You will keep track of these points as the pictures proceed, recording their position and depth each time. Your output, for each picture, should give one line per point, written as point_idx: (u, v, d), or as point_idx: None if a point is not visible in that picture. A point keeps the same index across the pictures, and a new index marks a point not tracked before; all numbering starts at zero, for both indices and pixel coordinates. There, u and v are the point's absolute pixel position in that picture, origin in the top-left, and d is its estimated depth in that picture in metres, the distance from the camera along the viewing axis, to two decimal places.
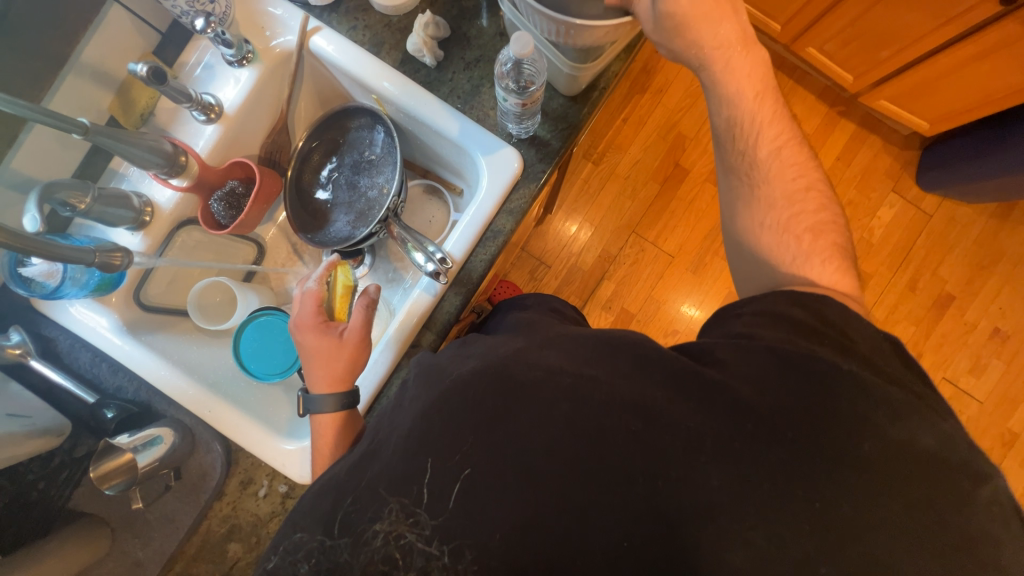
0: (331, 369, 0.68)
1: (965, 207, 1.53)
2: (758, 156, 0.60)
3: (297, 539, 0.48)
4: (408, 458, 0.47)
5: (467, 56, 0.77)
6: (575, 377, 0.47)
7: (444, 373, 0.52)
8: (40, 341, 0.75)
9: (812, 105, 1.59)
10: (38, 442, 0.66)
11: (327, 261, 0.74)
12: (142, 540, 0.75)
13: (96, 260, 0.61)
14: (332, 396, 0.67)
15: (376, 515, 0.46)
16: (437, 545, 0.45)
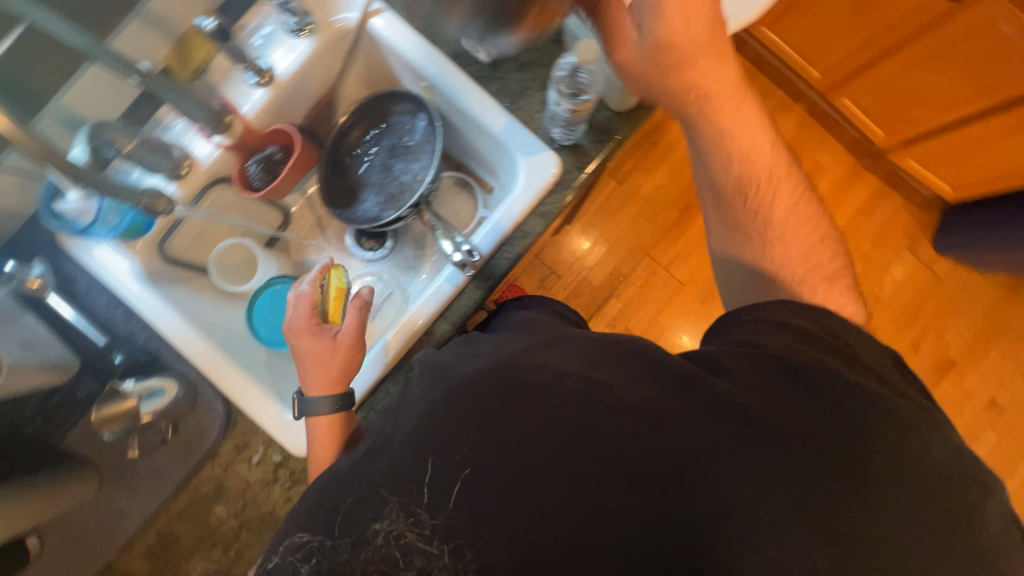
0: (325, 372, 0.68)
1: (978, 277, 1.54)
2: (771, 216, 0.60)
3: (299, 541, 0.47)
4: (418, 440, 0.47)
5: (520, 58, 0.78)
6: (585, 382, 0.47)
7: (464, 368, 0.51)
8: (60, 278, 0.75)
9: (839, 155, 1.61)
10: (45, 376, 0.66)
11: (320, 265, 0.74)
12: (129, 490, 0.74)
13: (141, 201, 0.66)
14: (327, 399, 0.66)
15: (376, 513, 0.45)
16: (437, 544, 0.44)
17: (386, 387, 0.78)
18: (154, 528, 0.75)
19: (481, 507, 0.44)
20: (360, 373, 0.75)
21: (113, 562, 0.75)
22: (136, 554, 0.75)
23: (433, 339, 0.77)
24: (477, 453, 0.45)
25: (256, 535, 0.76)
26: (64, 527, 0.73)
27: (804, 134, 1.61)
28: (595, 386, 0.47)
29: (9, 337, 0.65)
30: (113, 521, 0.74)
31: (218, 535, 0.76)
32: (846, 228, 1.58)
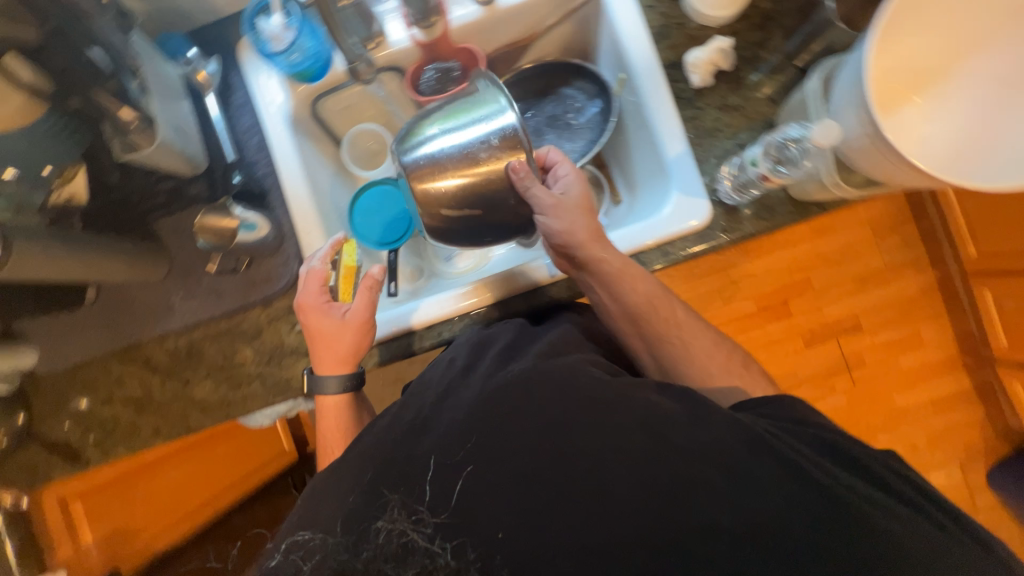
0: (332, 351, 0.70)
1: (990, 517, 1.53)
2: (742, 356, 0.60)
3: (299, 539, 0.50)
4: (470, 417, 0.51)
5: (728, 98, 0.73)
6: (646, 423, 0.49)
7: (543, 369, 0.54)
8: (222, 85, 0.79)
9: (940, 340, 1.54)
10: (177, 164, 0.67)
11: (332, 241, 0.72)
12: (184, 293, 0.78)
13: (357, 63, 0.71)
14: (338, 377, 0.71)
15: (377, 513, 0.49)
16: (439, 542, 0.47)
17: (439, 332, 0.77)
18: (189, 336, 0.79)
19: (495, 507, 0.47)
20: (426, 306, 0.76)
21: (141, 344, 0.79)
22: (162, 348, 0.79)
23: (504, 311, 0.77)
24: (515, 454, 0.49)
25: (268, 390, 0.78)
26: (120, 293, 0.78)
27: (923, 302, 1.52)
28: (649, 426, 0.49)
29: (169, 114, 0.65)
30: (160, 311, 0.78)
31: (236, 372, 0.79)
32: (905, 411, 1.54)
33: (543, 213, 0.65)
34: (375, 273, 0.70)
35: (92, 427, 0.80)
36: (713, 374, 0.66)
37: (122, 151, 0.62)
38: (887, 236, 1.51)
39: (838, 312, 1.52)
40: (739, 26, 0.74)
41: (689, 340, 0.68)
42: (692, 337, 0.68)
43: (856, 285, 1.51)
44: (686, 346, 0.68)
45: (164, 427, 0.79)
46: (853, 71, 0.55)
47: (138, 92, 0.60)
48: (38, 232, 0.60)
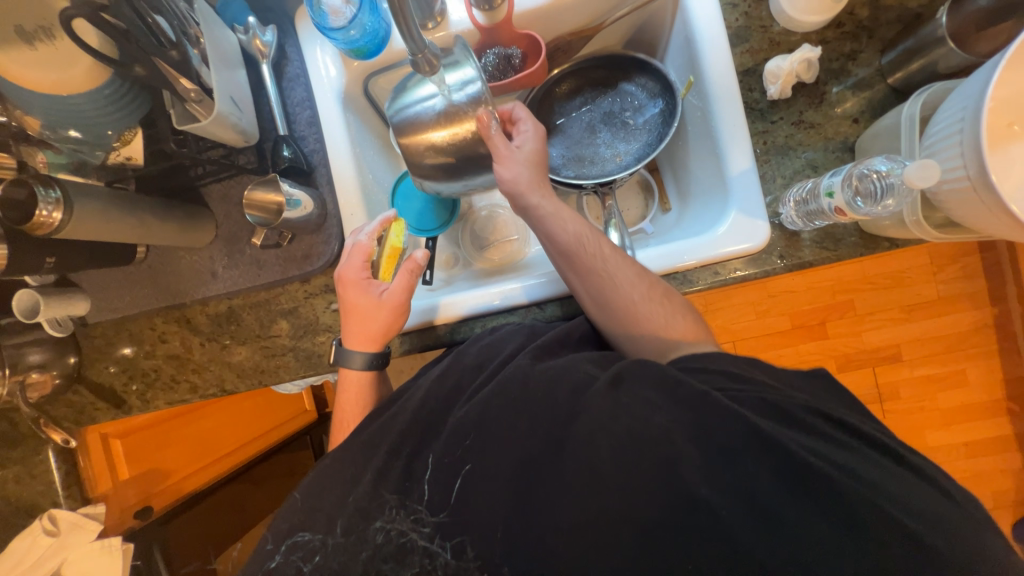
0: (365, 328, 0.70)
1: None
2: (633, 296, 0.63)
3: (300, 540, 0.53)
4: (496, 429, 0.52)
5: (805, 113, 0.68)
6: (651, 426, 0.47)
7: (575, 383, 0.53)
8: (278, 55, 0.78)
9: (989, 381, 1.45)
10: (229, 136, 0.67)
11: (383, 218, 0.72)
12: (227, 261, 0.79)
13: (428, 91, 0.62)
14: (367, 360, 0.71)
15: (378, 515, 0.52)
16: (438, 541, 0.50)
17: (471, 326, 0.76)
18: (229, 302, 0.82)
19: (517, 522, 0.48)
20: (456, 300, 0.75)
21: (185, 305, 0.82)
22: (204, 312, 0.82)
23: (539, 314, 0.75)
24: (542, 471, 0.49)
25: (300, 364, 0.80)
26: (166, 257, 0.80)
27: (974, 340, 1.43)
28: (654, 424, 0.47)
29: (225, 85, 0.65)
30: (202, 278, 0.80)
31: (271, 343, 0.81)
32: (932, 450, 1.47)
33: (500, 163, 0.66)
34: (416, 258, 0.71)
35: (135, 377, 0.84)
36: (656, 336, 0.63)
37: (180, 120, 0.62)
38: (947, 266, 1.40)
39: (879, 340, 1.45)
40: (830, 34, 0.67)
41: (616, 280, 0.64)
42: (638, 295, 0.63)
43: (904, 313, 1.43)
44: (628, 297, 0.63)
45: (200, 386, 0.83)
46: (962, 106, 0.50)
47: (199, 61, 0.59)
48: (96, 195, 0.61)
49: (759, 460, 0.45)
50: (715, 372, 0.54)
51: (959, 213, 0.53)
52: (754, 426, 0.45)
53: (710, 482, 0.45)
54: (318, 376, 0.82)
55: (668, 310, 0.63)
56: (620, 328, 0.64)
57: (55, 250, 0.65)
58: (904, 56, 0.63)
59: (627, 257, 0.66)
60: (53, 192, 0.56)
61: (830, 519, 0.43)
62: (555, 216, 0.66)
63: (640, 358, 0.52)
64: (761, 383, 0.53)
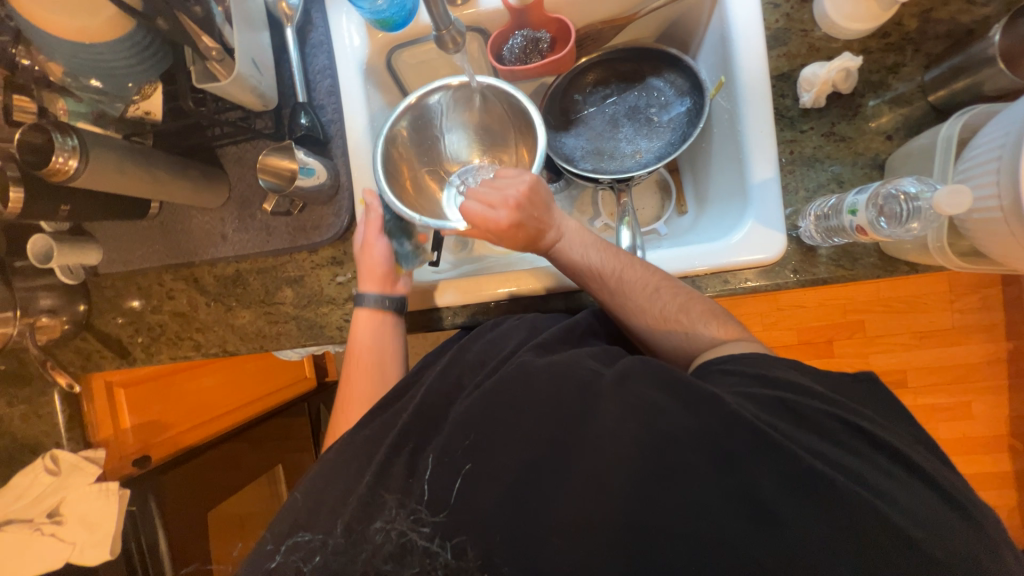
0: (374, 262, 0.73)
1: None
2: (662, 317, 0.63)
3: (300, 542, 0.52)
4: (489, 418, 0.51)
5: (837, 125, 0.65)
6: (656, 430, 0.47)
7: (576, 379, 0.52)
8: (303, 19, 0.77)
9: (995, 416, 1.42)
10: (248, 98, 0.66)
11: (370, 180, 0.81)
12: (238, 224, 0.80)
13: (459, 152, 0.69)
14: (373, 292, 0.72)
15: (377, 513, 0.51)
16: (438, 542, 0.49)
17: (474, 311, 0.77)
18: (236, 265, 0.82)
19: (503, 515, 0.48)
20: (459, 285, 0.75)
21: (193, 264, 0.82)
22: (211, 272, 0.83)
23: (541, 305, 0.76)
24: (531, 463, 0.49)
25: (301, 333, 0.81)
26: (178, 215, 0.81)
27: (985, 373, 1.40)
28: (661, 430, 0.47)
29: (248, 46, 0.64)
30: (212, 239, 0.80)
31: (275, 309, 0.81)
32: None
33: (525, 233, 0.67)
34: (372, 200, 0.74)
35: (141, 330, 0.86)
36: (681, 350, 0.63)
37: (200, 78, 0.61)
38: (965, 295, 1.37)
39: (886, 363, 1.42)
40: (873, 44, 0.65)
41: (629, 309, 0.63)
42: (668, 313, 0.62)
43: (915, 339, 1.40)
44: (644, 323, 0.64)
45: (204, 345, 0.84)
46: (1004, 133, 0.47)
47: (222, 19, 0.58)
48: (113, 147, 0.61)
49: (770, 484, 0.44)
50: (741, 372, 0.53)
51: (983, 242, 0.51)
52: (763, 435, 0.45)
53: (718, 491, 0.45)
54: (319, 346, 0.83)
55: (700, 324, 0.62)
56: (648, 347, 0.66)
57: (71, 197, 0.65)
58: (948, 74, 0.61)
59: (655, 275, 0.64)
60: (70, 140, 0.56)
61: (823, 539, 0.42)
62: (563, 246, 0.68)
63: (645, 357, 0.52)
64: (782, 387, 0.51)
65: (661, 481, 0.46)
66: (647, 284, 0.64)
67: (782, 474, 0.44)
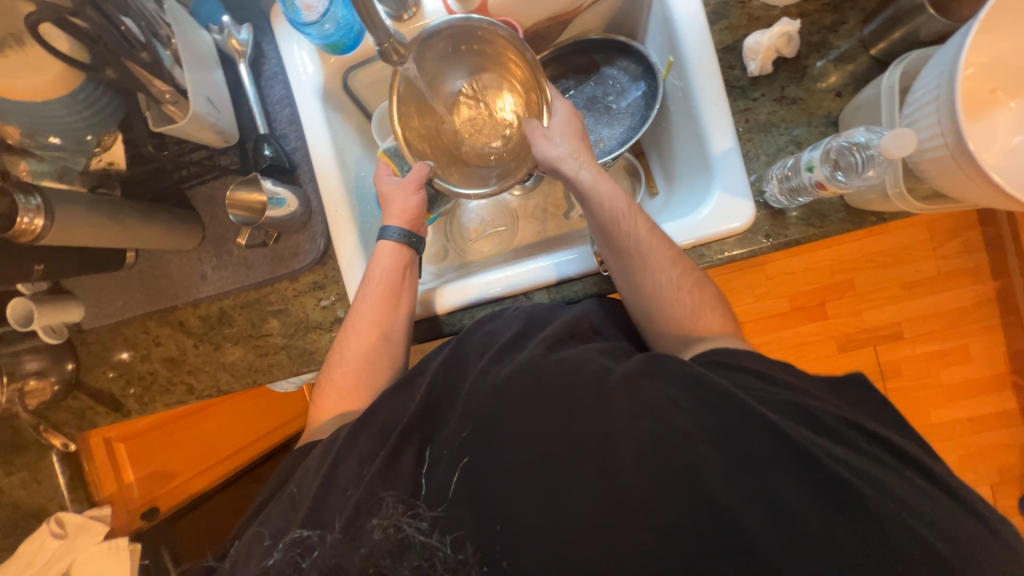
0: (404, 204, 0.73)
1: None
2: (662, 280, 0.63)
3: (298, 537, 0.52)
4: (485, 416, 0.52)
5: (787, 89, 0.67)
6: (662, 420, 0.48)
7: (570, 368, 0.52)
8: (255, 53, 0.78)
9: (992, 355, 1.43)
10: (208, 136, 0.67)
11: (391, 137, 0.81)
12: (216, 262, 0.80)
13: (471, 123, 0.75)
14: (399, 228, 0.73)
15: (375, 509, 0.51)
16: (437, 536, 0.49)
17: (460, 316, 0.77)
18: (220, 303, 0.82)
19: (512, 508, 0.47)
20: (447, 293, 0.76)
21: (176, 308, 0.82)
22: (196, 313, 0.83)
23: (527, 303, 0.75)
24: (528, 456, 0.48)
25: (293, 361, 0.81)
26: (155, 260, 0.81)
27: (977, 314, 1.42)
28: (677, 427, 0.47)
29: (202, 84, 0.65)
30: (192, 280, 0.80)
31: (264, 341, 0.81)
32: (936, 427, 1.46)
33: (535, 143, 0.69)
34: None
35: (132, 381, 0.85)
36: (675, 321, 0.63)
37: (157, 122, 0.61)
38: (946, 240, 1.39)
39: (879, 318, 1.44)
40: (810, 7, 0.66)
41: (647, 262, 0.64)
42: (666, 279, 0.63)
43: (905, 290, 1.42)
44: (653, 285, 0.64)
45: (197, 387, 0.84)
46: (938, 75, 0.49)
47: (171, 61, 0.59)
48: (78, 199, 0.62)
49: (769, 451, 0.45)
50: (744, 368, 0.53)
51: (936, 181, 0.52)
52: (778, 433, 0.45)
53: (733, 490, 0.44)
54: (312, 373, 0.83)
55: (695, 300, 0.63)
56: (641, 314, 0.66)
57: (43, 256, 0.65)
58: (885, 26, 0.62)
59: (662, 239, 0.65)
60: (33, 199, 0.56)
61: (819, 506, 0.44)
62: (593, 188, 0.67)
63: (654, 354, 0.53)
64: (779, 382, 0.52)
65: (669, 453, 0.46)
66: (657, 244, 0.64)
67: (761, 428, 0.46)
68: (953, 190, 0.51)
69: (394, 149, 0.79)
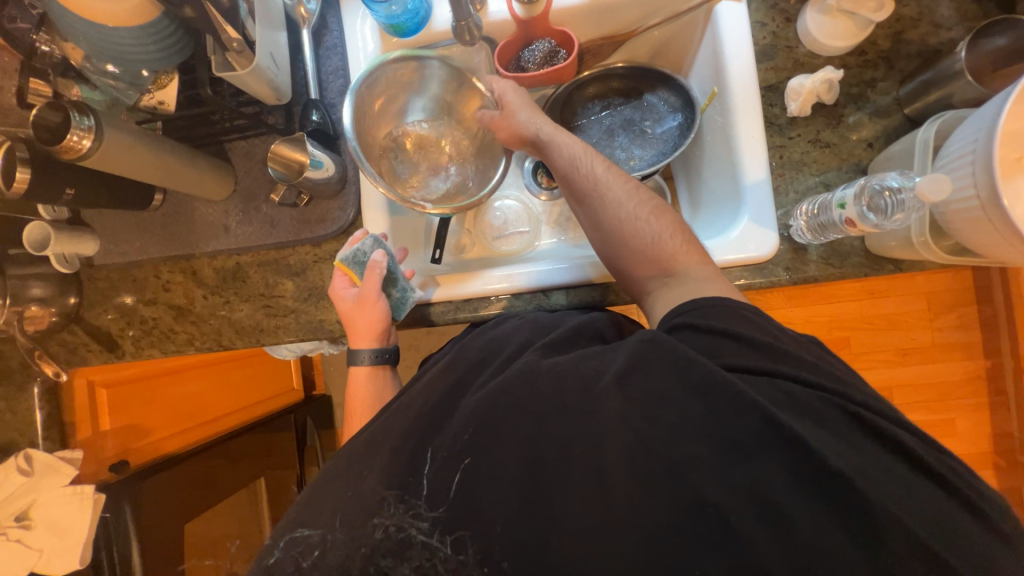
0: (360, 327, 0.72)
1: None
2: (621, 213, 0.65)
3: (299, 536, 0.51)
4: (482, 419, 0.50)
5: (822, 133, 0.70)
6: (662, 423, 0.46)
7: (585, 372, 0.51)
8: (319, 23, 0.81)
9: (976, 433, 1.45)
10: (264, 90, 0.69)
11: (355, 237, 0.75)
12: (243, 218, 0.80)
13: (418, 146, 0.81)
14: (369, 349, 0.72)
15: (378, 508, 0.50)
16: (437, 537, 0.48)
17: (476, 306, 0.77)
18: (237, 258, 0.82)
19: (519, 514, 0.46)
20: (460, 279, 0.76)
21: (193, 257, 0.82)
22: (211, 265, 0.82)
23: (545, 302, 0.76)
24: (535, 456, 0.47)
25: (300, 326, 0.80)
26: (183, 205, 0.81)
27: (964, 390, 1.44)
28: (665, 421, 0.46)
29: (268, 41, 0.67)
30: (215, 231, 0.81)
31: (274, 301, 0.81)
32: None
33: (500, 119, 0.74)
34: (377, 257, 0.72)
35: (132, 323, 0.84)
36: (644, 255, 0.63)
37: (219, 68, 0.63)
38: (944, 313, 1.41)
39: (871, 380, 1.46)
40: (852, 61, 0.70)
41: (607, 209, 0.66)
42: (625, 211, 0.65)
43: (898, 356, 1.44)
44: (615, 227, 0.65)
45: (197, 338, 0.83)
46: (976, 129, 0.52)
47: (246, 12, 0.62)
48: (129, 131, 0.63)
49: (780, 468, 0.43)
50: (711, 333, 0.51)
51: (960, 233, 0.55)
52: (773, 422, 0.43)
53: (721, 486, 0.43)
54: (316, 342, 0.83)
55: (657, 227, 0.64)
56: (611, 259, 0.67)
57: (75, 181, 0.65)
58: (921, 88, 0.66)
59: (618, 175, 0.68)
60: (86, 120, 0.57)
61: (858, 550, 0.41)
62: (553, 139, 0.71)
63: (652, 336, 0.50)
64: (807, 367, 0.48)
65: (676, 475, 0.44)
66: (612, 184, 0.67)
67: (801, 471, 0.42)
68: (975, 242, 0.54)
69: (352, 256, 0.72)
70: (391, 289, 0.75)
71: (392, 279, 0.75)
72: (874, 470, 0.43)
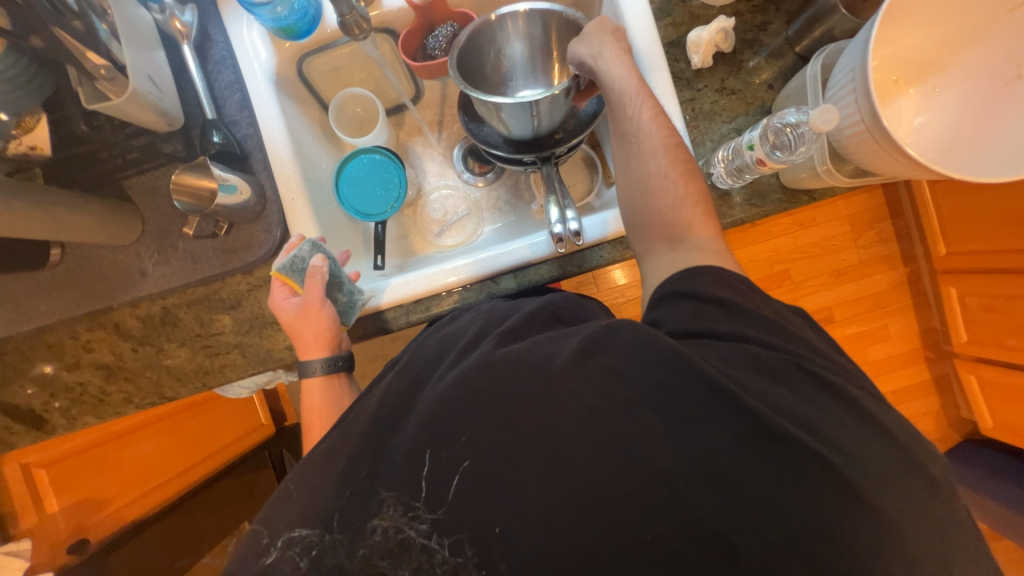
0: (308, 336, 0.68)
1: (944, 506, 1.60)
2: (654, 168, 0.61)
3: (296, 535, 0.47)
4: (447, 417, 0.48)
5: (726, 81, 0.73)
6: (614, 397, 0.45)
7: (536, 361, 0.48)
8: (201, 36, 0.75)
9: (907, 334, 1.60)
10: (149, 117, 0.63)
11: (289, 244, 0.71)
12: (159, 258, 0.74)
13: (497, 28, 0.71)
14: (320, 358, 0.68)
15: (377, 508, 0.47)
16: (436, 539, 0.45)
17: (428, 305, 0.76)
18: (163, 302, 0.76)
19: (503, 501, 0.44)
20: (407, 282, 0.75)
21: (113, 308, 0.75)
22: (134, 314, 0.76)
23: (495, 290, 0.76)
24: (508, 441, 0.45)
25: (247, 361, 0.76)
26: (87, 255, 0.74)
27: (892, 297, 1.58)
28: (621, 395, 0.45)
29: (141, 61, 0.62)
30: (130, 277, 0.74)
31: (214, 340, 0.76)
32: None
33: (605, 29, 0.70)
34: (315, 263, 0.68)
35: (57, 394, 0.76)
36: (661, 220, 0.61)
37: (90, 99, 0.58)
38: (866, 232, 1.54)
39: (813, 304, 1.57)
40: (742, 8, 0.73)
41: (642, 145, 0.62)
42: (654, 166, 0.61)
43: (832, 278, 1.56)
44: (643, 168, 0.62)
45: (135, 396, 0.77)
46: (853, 64, 0.56)
47: (108, 35, 0.56)
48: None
49: (724, 432, 0.42)
50: (702, 301, 0.51)
51: (857, 158, 0.60)
52: (724, 396, 0.43)
53: (692, 460, 0.42)
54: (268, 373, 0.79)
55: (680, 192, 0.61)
56: (630, 202, 0.63)
57: None
58: (806, 25, 0.70)
59: (666, 127, 0.62)
60: None
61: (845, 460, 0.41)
62: (606, 67, 0.63)
63: (611, 325, 0.50)
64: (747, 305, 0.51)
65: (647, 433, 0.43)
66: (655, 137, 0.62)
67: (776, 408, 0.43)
68: (873, 162, 0.59)
69: (288, 264, 0.69)
70: (337, 293, 0.72)
71: (337, 283, 0.72)
72: (821, 382, 0.46)
